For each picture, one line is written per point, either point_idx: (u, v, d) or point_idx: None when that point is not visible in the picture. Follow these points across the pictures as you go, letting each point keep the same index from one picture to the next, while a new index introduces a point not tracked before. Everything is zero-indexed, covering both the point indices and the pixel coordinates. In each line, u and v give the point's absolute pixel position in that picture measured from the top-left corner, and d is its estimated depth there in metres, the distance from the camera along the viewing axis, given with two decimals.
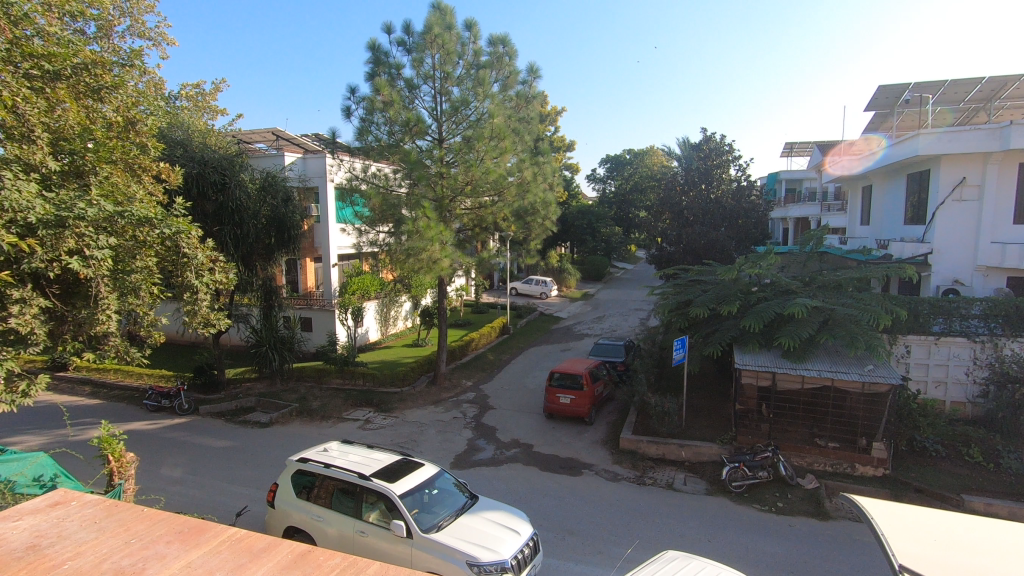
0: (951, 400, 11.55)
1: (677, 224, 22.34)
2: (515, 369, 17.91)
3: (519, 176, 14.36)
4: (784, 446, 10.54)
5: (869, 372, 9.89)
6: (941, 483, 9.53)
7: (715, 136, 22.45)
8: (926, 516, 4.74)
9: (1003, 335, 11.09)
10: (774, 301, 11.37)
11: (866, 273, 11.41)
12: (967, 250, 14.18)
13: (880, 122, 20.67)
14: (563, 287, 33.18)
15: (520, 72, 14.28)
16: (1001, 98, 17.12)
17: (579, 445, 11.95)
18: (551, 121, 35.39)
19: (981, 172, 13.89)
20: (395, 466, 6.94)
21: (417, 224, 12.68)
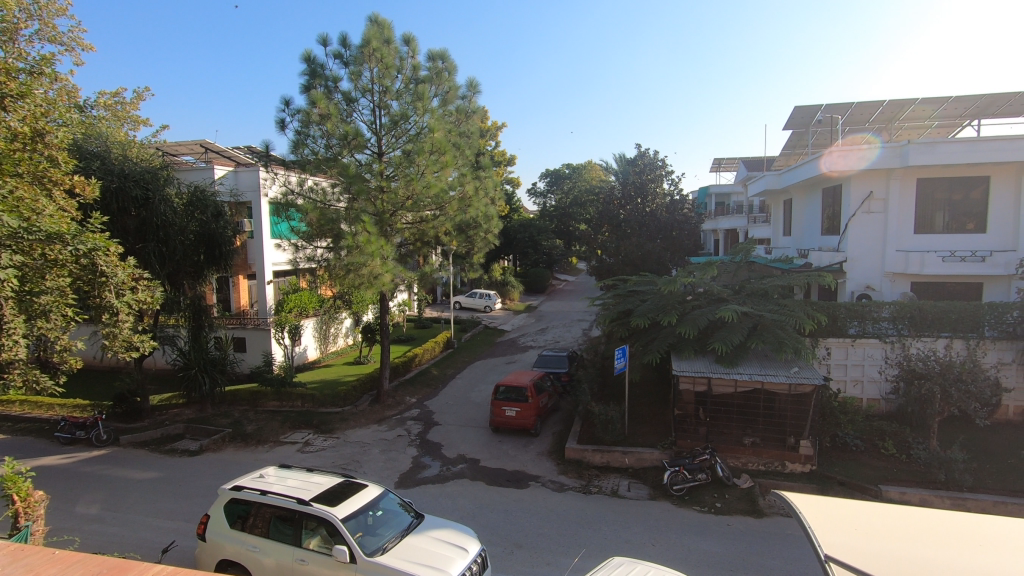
0: (867, 397, 12.43)
1: (615, 236, 23.02)
2: (460, 383, 17.79)
3: (460, 191, 14.42)
4: (720, 449, 11.00)
5: (795, 374, 10.52)
6: (861, 475, 10.22)
7: (649, 152, 23.39)
8: (848, 507, 5.07)
9: (909, 335, 12.09)
10: (707, 309, 11.89)
11: (789, 280, 12.16)
12: (876, 258, 15.41)
13: (797, 141, 22.20)
14: (506, 300, 33.32)
15: (459, 87, 14.36)
16: (899, 119, 18.85)
17: (525, 457, 11.98)
18: (492, 136, 35.74)
19: (885, 186, 15.15)
20: (337, 488, 6.71)
21: (357, 239, 12.44)
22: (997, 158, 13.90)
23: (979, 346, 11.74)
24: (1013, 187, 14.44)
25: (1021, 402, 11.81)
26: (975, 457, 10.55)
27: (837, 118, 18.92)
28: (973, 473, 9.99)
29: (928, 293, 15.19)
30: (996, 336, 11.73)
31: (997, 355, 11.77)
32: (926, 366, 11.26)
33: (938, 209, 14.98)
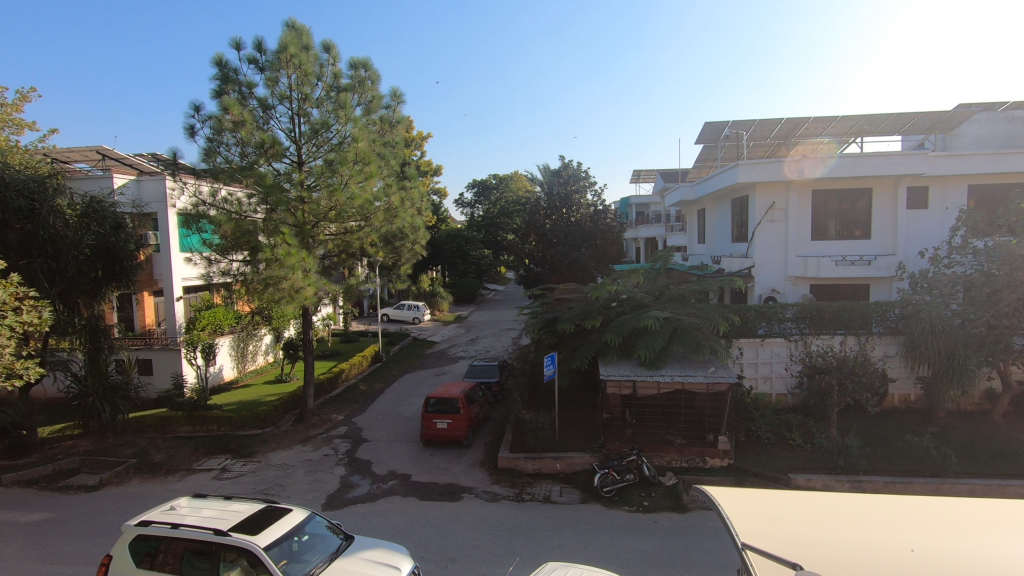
0: (776, 392, 13.36)
1: (542, 246, 23.44)
2: (389, 398, 17.37)
3: (386, 202, 14.11)
4: (646, 449, 11.44)
5: (712, 374, 11.15)
6: (772, 466, 10.96)
7: (572, 164, 24.23)
8: (761, 497, 5.40)
9: (810, 333, 13.15)
10: (631, 314, 12.35)
11: (704, 285, 12.89)
12: (779, 264, 16.70)
13: (708, 154, 23.66)
14: (435, 311, 32.94)
15: (383, 96, 14.17)
16: (796, 135, 20.55)
17: (457, 469, 11.87)
18: (417, 146, 35.37)
19: (785, 197, 16.45)
20: (259, 515, 6.35)
21: (276, 251, 11.86)
22: (878, 172, 15.48)
23: (869, 341, 12.95)
24: (891, 197, 16.13)
25: (904, 390, 13.15)
26: (869, 442, 11.60)
27: (742, 134, 20.36)
28: (867, 457, 10.99)
29: (824, 295, 16.62)
30: (882, 332, 13.01)
31: (883, 349, 13.04)
32: (825, 362, 12.28)
33: (830, 217, 16.44)
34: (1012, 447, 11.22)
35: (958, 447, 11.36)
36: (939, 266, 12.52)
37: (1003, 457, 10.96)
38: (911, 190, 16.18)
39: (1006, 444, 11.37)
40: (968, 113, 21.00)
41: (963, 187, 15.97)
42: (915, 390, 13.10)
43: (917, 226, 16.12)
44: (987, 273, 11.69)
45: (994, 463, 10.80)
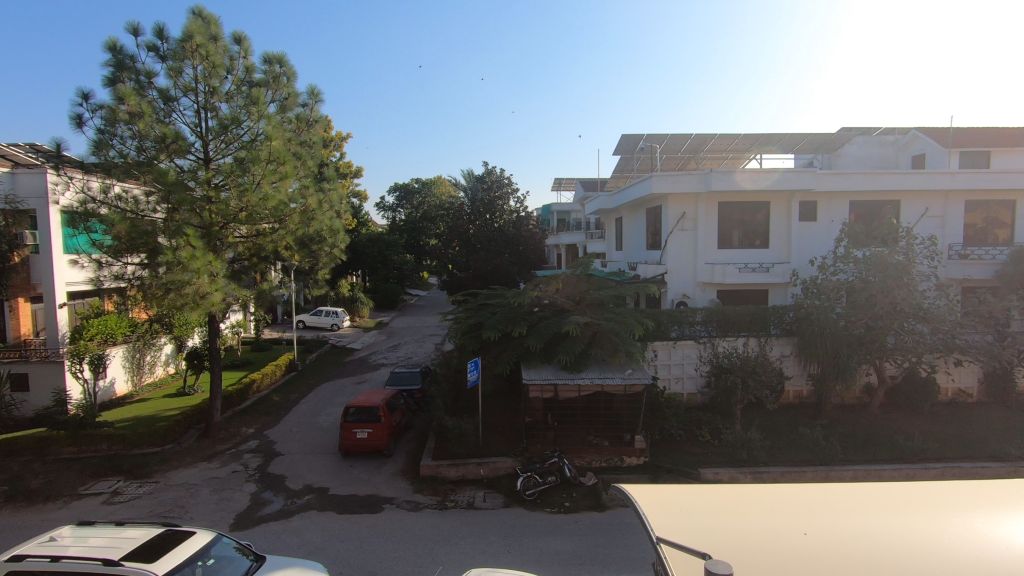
0: (687, 392, 14.14)
1: (465, 251, 23.45)
2: (305, 408, 16.60)
3: (302, 204, 13.58)
4: (567, 450, 11.69)
5: (629, 376, 11.58)
6: (684, 461, 11.58)
7: (495, 170, 24.58)
8: (674, 492, 5.67)
9: (717, 336, 14.03)
10: (553, 319, 12.58)
11: (621, 291, 13.40)
12: (689, 270, 17.76)
13: (624, 165, 24.69)
14: (355, 317, 31.93)
15: (299, 93, 13.60)
16: (704, 150, 21.90)
17: (378, 480, 11.55)
18: (336, 147, 34.22)
19: (695, 208, 17.51)
20: (157, 540, 5.85)
21: (178, 254, 10.98)
22: (775, 187, 16.84)
23: (768, 342, 14.03)
24: (785, 211, 17.60)
25: (798, 386, 14.35)
26: (768, 436, 12.55)
27: (656, 147, 21.42)
28: (766, 449, 11.88)
29: (729, 299, 17.81)
30: (779, 333, 14.13)
31: (780, 349, 14.17)
32: (730, 362, 13.15)
33: (734, 227, 17.67)
34: (886, 435, 12.56)
35: (843, 437, 12.55)
36: (827, 274, 13.80)
37: (879, 444, 12.24)
38: (803, 204, 17.74)
39: (882, 432, 12.71)
40: (849, 136, 23.36)
41: (846, 203, 17.70)
42: (807, 386, 14.33)
43: (808, 237, 17.71)
44: (865, 280, 13.03)
45: (872, 450, 12.03)
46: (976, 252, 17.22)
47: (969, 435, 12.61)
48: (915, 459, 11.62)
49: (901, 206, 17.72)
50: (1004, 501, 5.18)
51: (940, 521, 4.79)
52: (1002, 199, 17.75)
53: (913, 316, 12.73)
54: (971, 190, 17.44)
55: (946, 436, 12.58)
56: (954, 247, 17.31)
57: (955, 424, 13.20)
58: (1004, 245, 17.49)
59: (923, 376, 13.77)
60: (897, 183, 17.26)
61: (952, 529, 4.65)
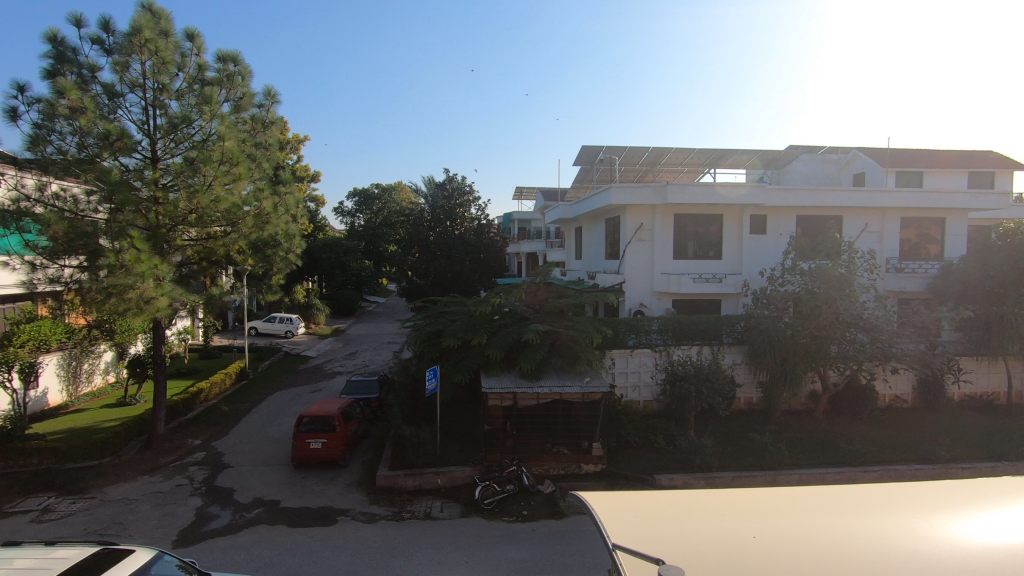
0: (643, 399, 14.42)
1: (425, 258, 23.28)
2: (256, 418, 16.04)
3: (256, 207, 13.12)
4: (526, 459, 11.71)
5: (587, 384, 11.69)
6: (640, 467, 11.79)
7: (456, 178, 24.57)
8: (631, 498, 5.75)
9: (672, 344, 14.38)
10: (512, 327, 12.61)
11: (580, 300, 13.55)
12: (646, 280, 18.18)
13: (584, 176, 25.09)
14: (311, 324, 31.14)
15: (255, 94, 13.26)
16: (661, 163, 22.50)
17: (332, 491, 11.26)
18: (293, 149, 33.43)
19: (652, 219, 17.97)
20: (93, 559, 5.51)
21: (121, 257, 10.44)
22: (727, 200, 17.45)
23: (720, 350, 14.48)
24: (737, 223, 18.25)
25: (748, 393, 14.85)
26: (720, 442, 12.92)
27: (615, 158, 21.87)
28: (718, 455, 12.23)
29: (684, 308, 18.28)
30: (731, 342, 14.60)
31: (732, 357, 14.64)
32: (684, 370, 13.49)
33: (689, 239, 18.19)
34: (830, 439, 13.13)
35: (789, 441, 13.06)
36: (776, 284, 14.37)
37: (823, 448, 12.79)
38: (753, 217, 18.45)
39: (825, 437, 13.30)
40: (797, 153, 24.45)
41: (793, 217, 18.49)
42: (757, 392, 14.84)
43: (758, 249, 18.40)
44: (811, 291, 13.62)
45: (816, 454, 12.57)
46: (911, 266, 18.27)
47: (904, 439, 13.34)
48: (855, 462, 12.21)
49: (843, 221, 18.66)
50: (937, 502, 5.47)
51: (879, 522, 5.02)
52: (933, 216, 18.94)
53: (854, 326, 13.38)
54: (906, 208, 18.54)
55: (883, 440, 13.27)
56: (891, 261, 18.34)
57: (892, 428, 13.94)
58: (935, 260, 18.66)
59: (863, 383, 14.49)
60: (839, 200, 18.18)
61: (889, 528, 4.89)
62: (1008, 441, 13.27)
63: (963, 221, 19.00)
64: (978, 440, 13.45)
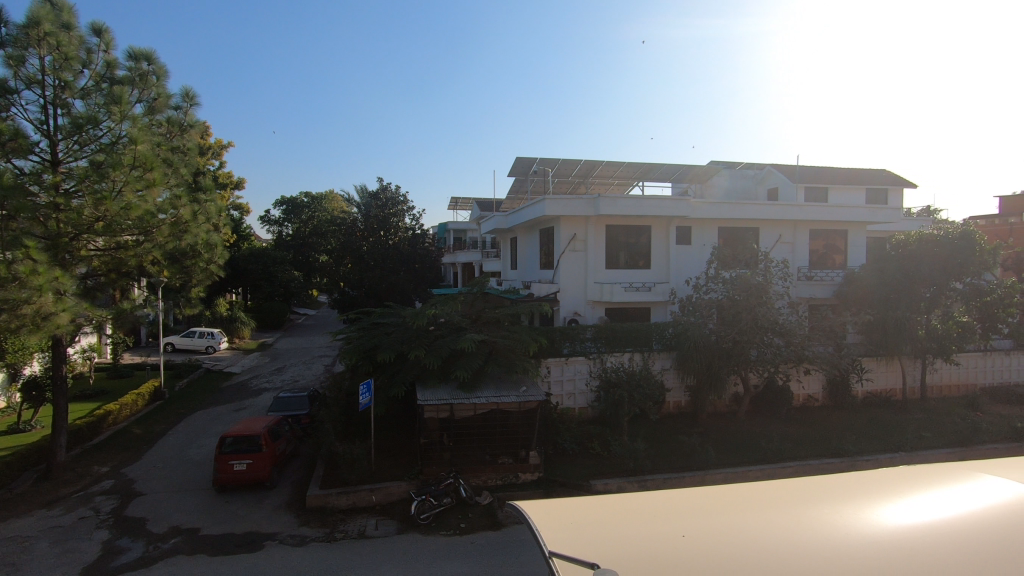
0: (578, 406, 14.69)
1: (358, 268, 22.72)
2: (173, 440, 14.95)
3: (172, 215, 12.31)
4: (463, 470, 11.61)
5: (524, 393, 11.72)
6: (576, 473, 11.98)
7: (390, 187, 24.21)
8: (567, 505, 5.80)
9: (605, 352, 14.78)
10: (449, 338, 12.48)
11: (516, 309, 13.67)
12: (580, 289, 18.61)
13: (519, 187, 25.41)
14: (234, 338, 29.49)
15: (172, 95, 12.52)
16: (593, 176, 23.15)
17: (258, 515, 10.67)
18: (214, 154, 31.74)
19: (585, 230, 18.45)
20: None
21: (14, 269, 9.45)
22: (655, 213, 18.20)
23: (650, 356, 15.04)
24: (664, 234, 19.05)
25: (677, 397, 15.50)
26: (652, 445, 13.38)
27: (548, 170, 22.30)
28: (650, 458, 12.65)
29: (616, 317, 18.81)
30: (660, 348, 15.22)
31: (661, 362, 15.24)
32: (617, 376, 13.88)
33: (620, 249, 18.80)
34: (752, 439, 13.89)
35: (715, 442, 13.72)
36: (700, 293, 15.12)
37: (746, 448, 13.50)
38: (679, 229, 19.33)
39: (748, 436, 14.07)
40: (717, 168, 25.87)
41: (715, 229, 19.53)
42: (685, 396, 15.51)
43: (684, 259, 19.30)
44: (732, 298, 14.38)
45: (739, 453, 13.25)
46: (819, 275, 19.71)
47: (817, 435, 14.34)
48: (775, 459, 12.97)
49: (759, 232, 19.92)
50: (846, 494, 5.87)
51: (796, 515, 5.33)
52: (837, 229, 20.62)
53: (771, 331, 14.20)
54: (814, 221, 20.07)
55: (799, 437, 14.21)
56: (802, 270, 19.71)
57: (806, 426, 14.95)
58: (839, 269, 20.26)
59: (780, 385, 15.45)
60: (756, 212, 19.41)
61: (807, 520, 5.19)
62: (904, 434, 14.58)
63: (862, 233, 20.82)
64: (880, 433, 14.68)
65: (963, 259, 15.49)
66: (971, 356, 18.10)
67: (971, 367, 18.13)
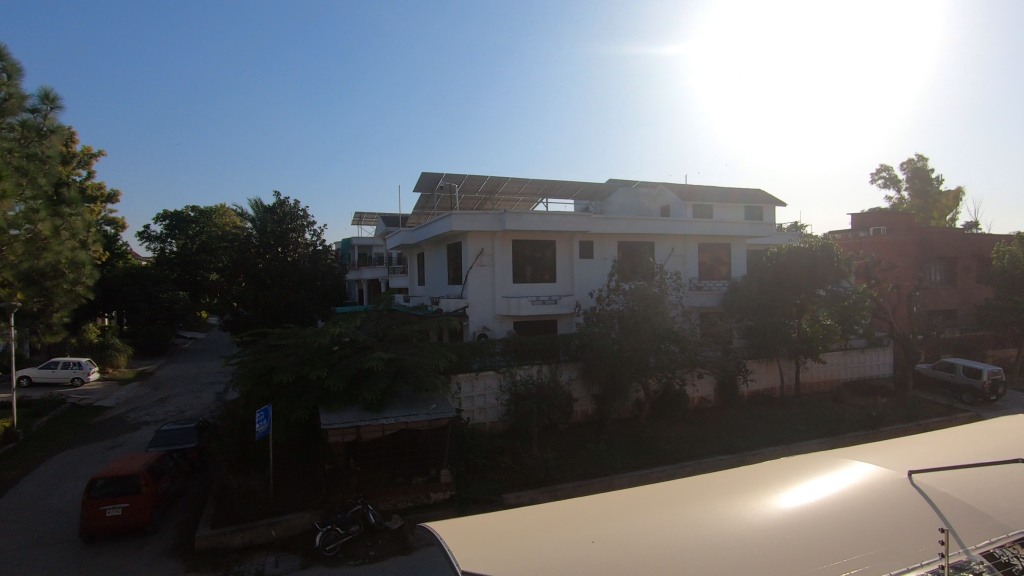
0: (489, 420, 14.68)
1: (253, 287, 21.34)
2: (30, 488, 13.04)
3: (27, 231, 11.12)
4: (371, 495, 11.16)
5: (433, 410, 11.51)
6: (487, 489, 11.92)
7: (288, 202, 23.00)
8: (477, 522, 5.73)
9: (514, 365, 14.97)
10: (353, 357, 12.03)
11: (424, 326, 13.49)
12: (488, 303, 18.73)
13: (425, 202, 25.20)
14: (107, 367, 26.46)
15: (28, 97, 11.12)
16: (499, 192, 23.52)
17: (136, 565, 9.55)
18: (80, 162, 28.42)
19: (491, 245, 18.66)
20: None
21: None
22: (559, 227, 18.80)
23: (557, 368, 15.43)
24: (567, 249, 19.72)
25: (584, 406, 16.01)
26: (561, 454, 13.68)
27: (455, 186, 22.35)
28: (560, 468, 12.92)
29: (524, 330, 19.11)
30: (566, 359, 15.68)
31: (568, 373, 15.73)
32: (526, 389, 14.05)
33: (527, 264, 19.19)
34: (653, 442, 14.64)
35: (620, 447, 14.30)
36: (603, 304, 15.76)
37: (648, 451, 14.17)
38: (581, 243, 20.09)
39: (648, 439, 14.83)
40: (615, 186, 27.26)
41: (615, 243, 20.52)
42: (591, 405, 16.06)
43: (587, 273, 20.06)
44: (632, 309, 15.11)
45: (642, 456, 13.91)
46: (708, 285, 21.28)
47: (710, 435, 15.40)
48: (673, 460, 13.75)
49: (654, 246, 21.20)
50: (735, 487, 6.32)
51: (693, 511, 5.67)
52: (720, 243, 22.46)
53: (667, 339, 15.06)
54: (701, 235, 21.73)
55: (694, 437, 15.19)
56: (693, 281, 21.20)
57: (700, 426, 16.03)
58: (724, 279, 22.04)
59: (675, 389, 16.44)
60: (650, 228, 20.67)
61: (707, 514, 5.54)
62: (783, 428, 16.08)
63: (743, 247, 22.84)
64: (763, 429, 16.07)
65: (825, 269, 17.47)
66: (835, 355, 20.36)
67: (835, 365, 20.39)
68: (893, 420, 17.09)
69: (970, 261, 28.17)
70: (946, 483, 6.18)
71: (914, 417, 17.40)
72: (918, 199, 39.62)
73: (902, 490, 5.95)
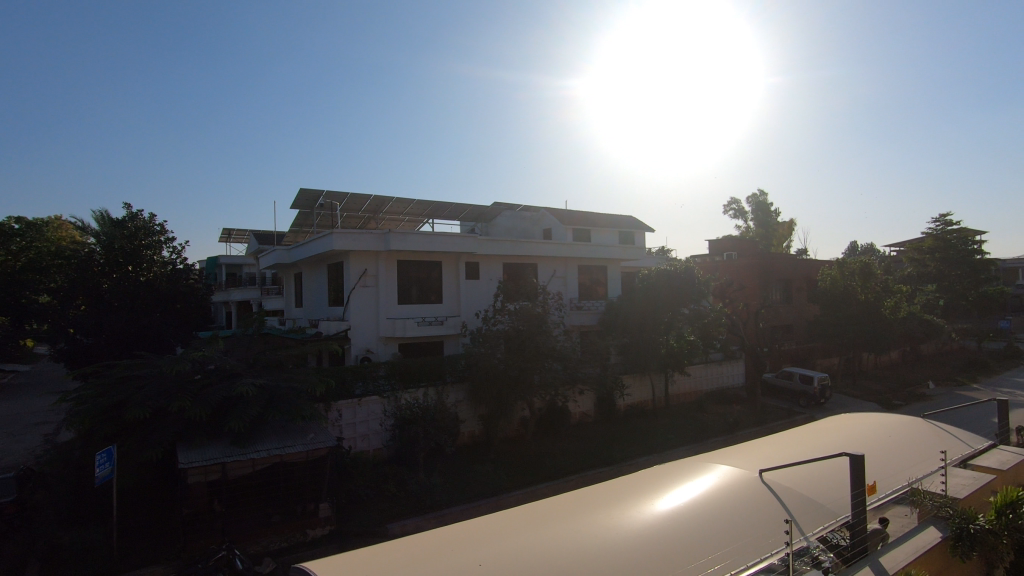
0: (372, 447, 14.07)
1: (95, 311, 18.73)
2: None
3: None
4: (238, 539, 10.13)
5: (311, 441, 10.78)
6: (370, 520, 11.39)
7: (141, 215, 20.59)
8: (360, 554, 5.47)
9: (399, 389, 14.56)
10: (220, 385, 11.00)
11: (301, 350, 12.69)
12: (371, 325, 18.09)
13: (304, 219, 23.93)
14: None
15: None
16: (383, 211, 22.97)
17: None
18: None
19: (375, 265, 18.14)
20: None
21: None
22: (445, 248, 18.78)
23: (443, 390, 15.32)
24: (454, 270, 19.74)
25: (471, 427, 16.07)
26: (448, 477, 13.48)
27: (336, 204, 21.45)
28: (447, 491, 12.71)
29: (409, 352, 18.71)
30: (452, 380, 15.65)
31: (455, 395, 15.76)
32: (411, 412, 13.72)
33: (412, 284, 18.90)
34: (538, 459, 14.98)
35: (507, 466, 14.41)
36: (490, 324, 15.93)
37: (533, 467, 14.46)
38: (467, 264, 20.23)
39: (534, 456, 15.13)
40: (500, 209, 27.90)
41: (500, 264, 20.94)
42: (478, 425, 16.13)
43: (473, 293, 20.19)
44: (517, 328, 15.43)
45: (528, 473, 14.15)
46: (588, 305, 22.42)
47: (591, 447, 16.11)
48: (558, 475, 14.17)
49: (538, 267, 21.93)
50: (614, 497, 6.65)
51: (575, 523, 5.87)
52: (598, 265, 23.83)
53: (551, 357, 15.56)
54: (580, 258, 22.90)
55: (577, 451, 15.80)
56: (573, 301, 22.23)
57: (581, 440, 16.71)
58: (602, 299, 23.36)
59: (559, 406, 17.05)
60: (534, 250, 21.36)
61: (589, 526, 5.76)
62: (655, 438, 17.28)
63: (618, 269, 24.41)
64: (638, 439, 17.11)
65: (688, 290, 19.25)
66: (698, 368, 22.38)
67: (698, 377, 22.40)
68: (746, 425, 19.12)
69: (802, 283, 32.59)
70: (790, 478, 7.00)
71: (763, 421, 19.61)
72: (761, 229, 45.23)
73: (756, 487, 6.64)
